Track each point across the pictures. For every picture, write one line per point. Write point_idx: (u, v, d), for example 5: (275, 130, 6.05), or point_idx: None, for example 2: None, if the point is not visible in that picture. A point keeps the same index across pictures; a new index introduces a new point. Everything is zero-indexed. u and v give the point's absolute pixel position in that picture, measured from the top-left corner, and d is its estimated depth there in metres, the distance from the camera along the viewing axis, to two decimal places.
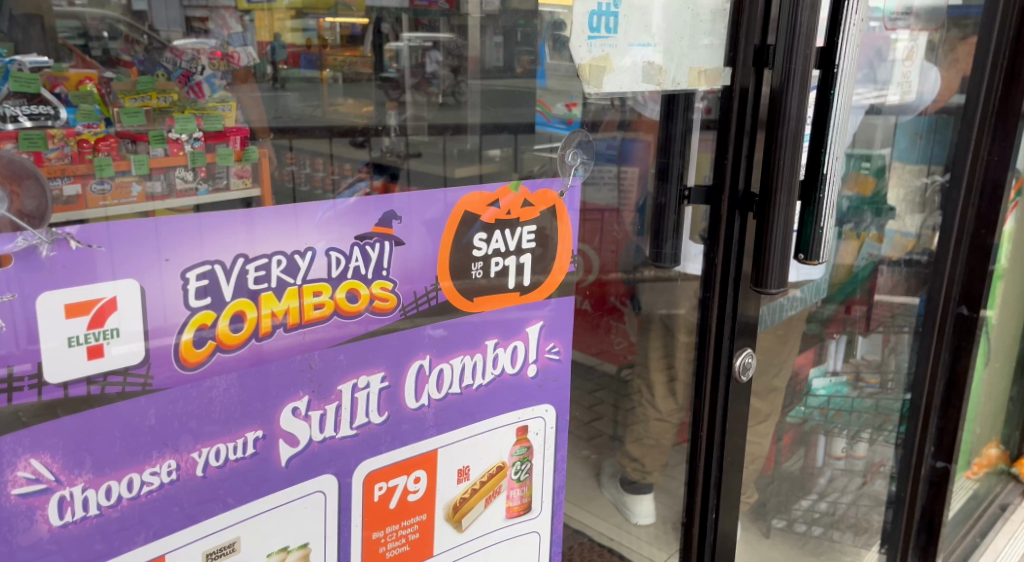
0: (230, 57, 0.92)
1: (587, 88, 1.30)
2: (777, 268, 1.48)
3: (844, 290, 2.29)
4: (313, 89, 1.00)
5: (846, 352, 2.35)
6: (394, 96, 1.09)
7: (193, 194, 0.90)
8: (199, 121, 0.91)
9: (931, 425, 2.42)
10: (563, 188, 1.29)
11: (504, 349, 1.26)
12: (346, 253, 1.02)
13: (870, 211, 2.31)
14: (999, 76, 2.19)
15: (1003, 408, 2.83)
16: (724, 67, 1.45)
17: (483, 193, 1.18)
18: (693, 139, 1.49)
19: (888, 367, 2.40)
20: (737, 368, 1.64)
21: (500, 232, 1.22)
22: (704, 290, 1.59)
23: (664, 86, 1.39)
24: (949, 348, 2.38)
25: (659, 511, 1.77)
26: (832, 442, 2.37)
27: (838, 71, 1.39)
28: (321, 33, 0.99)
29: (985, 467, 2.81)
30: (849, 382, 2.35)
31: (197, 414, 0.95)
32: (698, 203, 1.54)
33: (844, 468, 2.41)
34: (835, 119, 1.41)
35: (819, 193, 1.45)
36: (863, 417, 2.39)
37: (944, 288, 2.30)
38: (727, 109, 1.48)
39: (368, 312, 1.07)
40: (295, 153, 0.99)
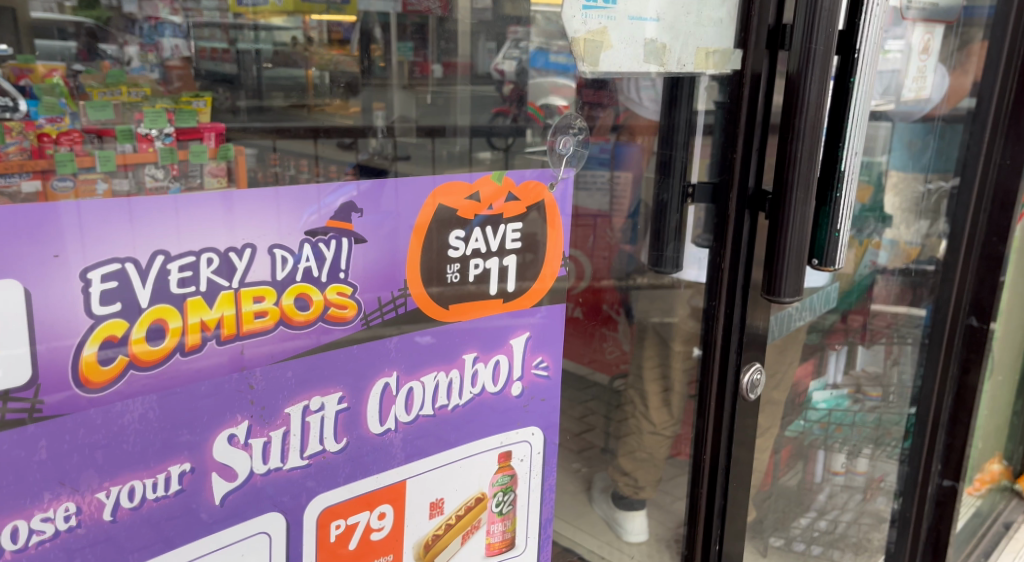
0: (157, 48, 0.81)
1: (581, 66, 1.21)
2: (792, 275, 1.38)
3: (848, 300, 2.16)
4: (298, 89, 0.93)
5: (846, 364, 2.25)
6: (380, 95, 1.00)
7: (165, 193, 0.83)
8: (171, 115, 0.84)
9: (939, 441, 2.38)
10: (553, 180, 1.19)
11: (485, 365, 1.17)
12: (294, 252, 0.92)
13: (874, 218, 2.22)
14: (1015, 75, 2.12)
15: (1007, 422, 2.74)
16: (735, 50, 1.38)
17: (463, 184, 1.08)
18: (696, 141, 1.43)
19: (890, 379, 2.34)
20: (743, 386, 1.57)
21: (482, 228, 1.11)
22: (709, 298, 1.51)
23: (667, 67, 1.32)
24: (958, 360, 2.32)
25: (652, 528, 1.67)
26: (831, 457, 2.28)
27: (859, 56, 1.30)
28: (307, 32, 0.91)
29: (988, 483, 2.72)
30: (849, 395, 2.26)
31: (103, 444, 0.84)
32: (701, 203, 1.47)
33: (843, 484, 2.32)
34: (854, 110, 1.33)
35: (836, 192, 1.36)
36: (863, 432, 2.32)
37: (954, 298, 2.25)
38: (738, 98, 1.41)
39: (322, 322, 0.96)
40: (279, 155, 0.92)
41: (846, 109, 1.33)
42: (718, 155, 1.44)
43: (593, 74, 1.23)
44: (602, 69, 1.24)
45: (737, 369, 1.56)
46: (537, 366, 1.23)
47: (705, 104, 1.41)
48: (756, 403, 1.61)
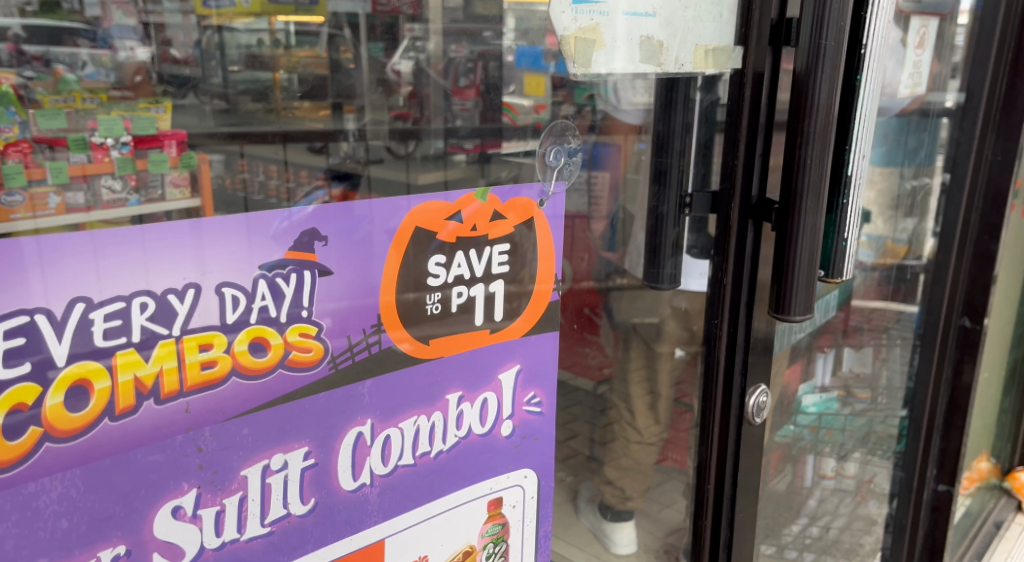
0: (111, 52, 0.75)
1: (572, 67, 1.18)
2: (802, 291, 1.32)
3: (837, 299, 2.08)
4: (263, 92, 0.86)
5: (834, 366, 2.18)
6: (350, 97, 0.93)
7: (123, 205, 0.77)
8: (127, 122, 0.77)
9: (934, 447, 2.40)
10: (543, 196, 1.14)
11: (471, 404, 1.10)
12: (248, 290, 0.85)
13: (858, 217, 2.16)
14: (1005, 68, 2.10)
15: (996, 420, 2.72)
16: (736, 46, 1.33)
17: (446, 203, 1.01)
18: (693, 138, 1.38)
19: (879, 380, 2.30)
20: (749, 410, 1.52)
21: (466, 252, 1.04)
22: (710, 315, 1.45)
23: (665, 66, 1.28)
24: (952, 361, 2.35)
25: (641, 538, 1.59)
26: (821, 461, 2.21)
27: (866, 52, 1.26)
28: (274, 34, 0.85)
29: (977, 481, 2.67)
30: (838, 398, 2.21)
31: (20, 527, 0.76)
32: (700, 212, 1.41)
33: (833, 487, 2.26)
34: (861, 111, 1.28)
35: (843, 198, 1.32)
36: (854, 435, 2.27)
37: (946, 303, 2.24)
38: (739, 100, 1.35)
39: (282, 368, 0.90)
40: (247, 161, 0.85)
41: (853, 110, 1.28)
42: (718, 160, 1.39)
43: (586, 76, 1.19)
44: (594, 69, 1.20)
45: (741, 393, 1.50)
46: (529, 402, 1.18)
47: (703, 107, 1.35)
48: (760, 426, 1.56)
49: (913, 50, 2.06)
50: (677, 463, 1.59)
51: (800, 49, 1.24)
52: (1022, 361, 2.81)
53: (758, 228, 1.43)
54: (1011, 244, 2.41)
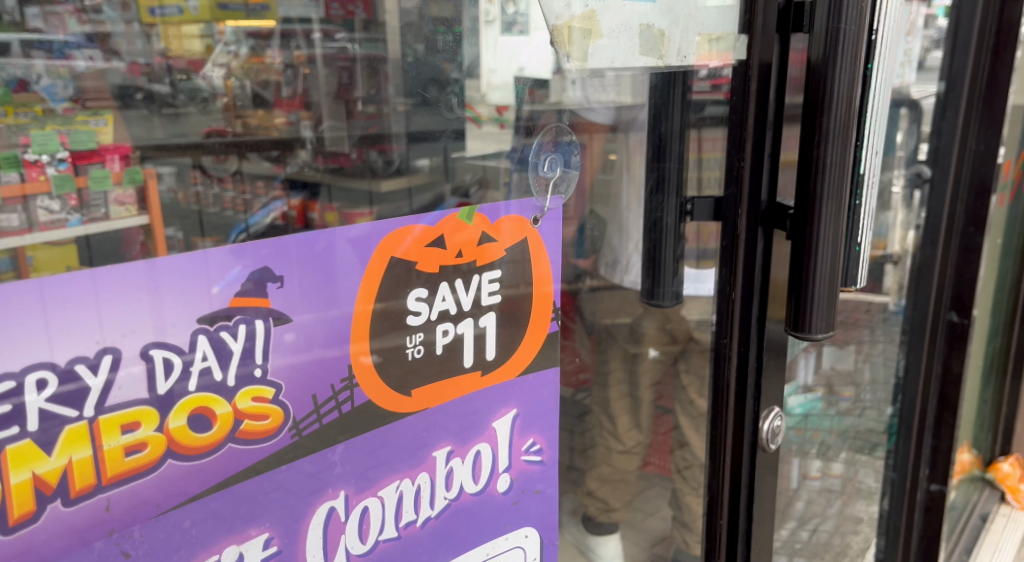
0: (68, 63, 0.70)
1: (567, 61, 1.11)
2: (823, 305, 1.26)
3: None
4: (210, 101, 0.79)
5: (817, 365, 2.11)
6: (307, 102, 0.85)
7: (62, 225, 0.71)
8: (63, 137, 0.71)
9: (926, 446, 2.38)
10: (537, 213, 1.10)
11: (461, 460, 1.05)
12: (186, 352, 0.77)
13: None
14: (986, 55, 2.08)
15: (978, 411, 2.70)
16: (740, 34, 1.27)
17: (423, 228, 0.96)
18: (691, 138, 1.32)
19: (861, 377, 2.25)
20: (764, 434, 1.46)
21: (451, 282, 0.99)
22: (718, 335, 1.42)
23: (664, 59, 1.24)
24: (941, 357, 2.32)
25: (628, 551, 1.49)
26: (806, 463, 2.14)
27: (882, 39, 1.19)
28: (223, 40, 0.77)
29: (960, 474, 2.63)
30: (823, 397, 2.14)
31: None
32: (705, 220, 1.36)
33: (820, 488, 2.20)
34: (874, 103, 1.21)
35: (856, 200, 1.24)
36: (839, 435, 2.22)
37: (932, 300, 2.20)
38: (745, 95, 1.30)
39: (232, 442, 0.82)
40: (203, 173, 0.79)
41: (866, 103, 1.21)
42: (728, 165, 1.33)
43: (581, 72, 1.14)
44: (590, 62, 1.14)
45: (756, 416, 1.46)
46: (528, 450, 1.14)
47: (706, 109, 1.31)
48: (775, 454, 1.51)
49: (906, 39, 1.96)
50: (659, 469, 1.50)
51: (813, 39, 1.19)
52: (1003, 351, 2.80)
53: (768, 237, 1.38)
54: (992, 233, 2.40)
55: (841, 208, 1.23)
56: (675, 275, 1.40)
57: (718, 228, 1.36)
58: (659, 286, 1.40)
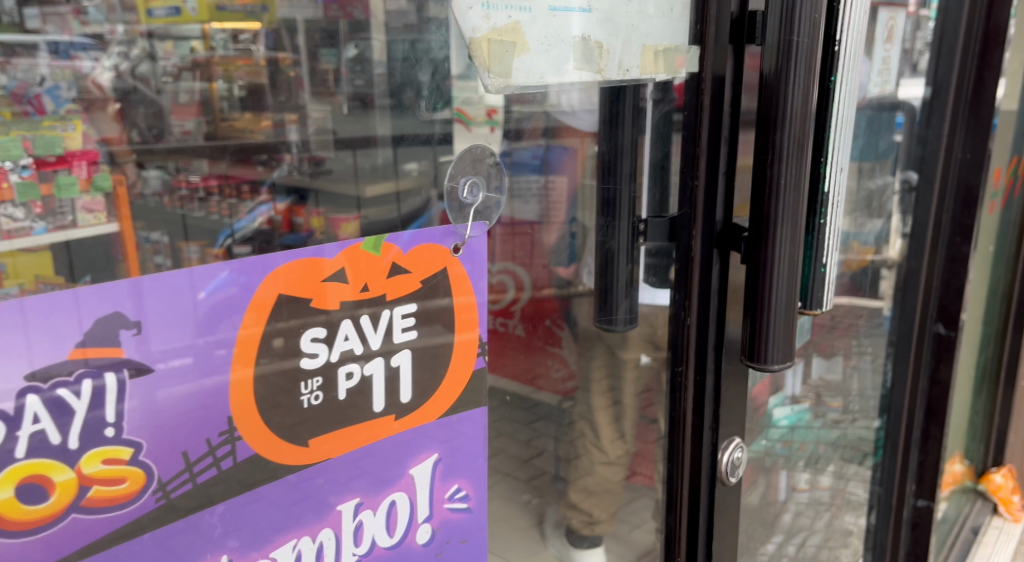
0: (71, 65, 0.68)
1: (488, 78, 1.00)
2: (780, 333, 1.19)
3: None
4: (200, 105, 0.75)
5: (805, 375, 2.08)
6: (293, 107, 0.82)
7: (26, 234, 0.68)
8: (25, 143, 0.67)
9: (912, 460, 2.34)
10: (459, 241, 0.99)
11: (372, 512, 0.95)
12: (11, 416, 0.67)
13: None
14: (972, 60, 2.05)
15: (969, 422, 2.66)
16: (691, 45, 1.22)
17: (320, 260, 0.85)
18: (646, 150, 1.25)
19: (850, 387, 2.20)
20: (723, 467, 1.43)
21: (356, 320, 0.89)
22: (673, 362, 1.37)
23: (606, 73, 1.14)
24: (927, 372, 2.28)
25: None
26: (794, 476, 2.10)
27: (839, 50, 1.14)
28: (208, 41, 0.74)
29: (951, 485, 2.59)
30: (810, 408, 2.11)
31: None
32: (658, 241, 1.30)
33: (808, 500, 2.15)
34: (836, 119, 1.17)
35: (820, 218, 1.21)
36: (827, 447, 2.18)
37: (919, 310, 2.18)
38: (698, 110, 1.24)
39: (77, 512, 0.72)
40: (184, 176, 0.76)
41: (828, 120, 1.16)
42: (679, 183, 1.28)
43: (507, 89, 1.03)
44: (515, 79, 1.03)
45: (715, 450, 1.42)
46: (452, 498, 1.05)
47: (659, 123, 1.24)
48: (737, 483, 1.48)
49: (883, 44, 1.90)
50: (647, 479, 1.44)
51: (767, 49, 1.12)
52: (995, 361, 2.76)
53: (723, 259, 1.33)
54: (981, 240, 2.35)
55: (797, 229, 1.16)
56: (634, 301, 1.32)
57: (671, 249, 1.30)
58: (615, 314, 1.30)
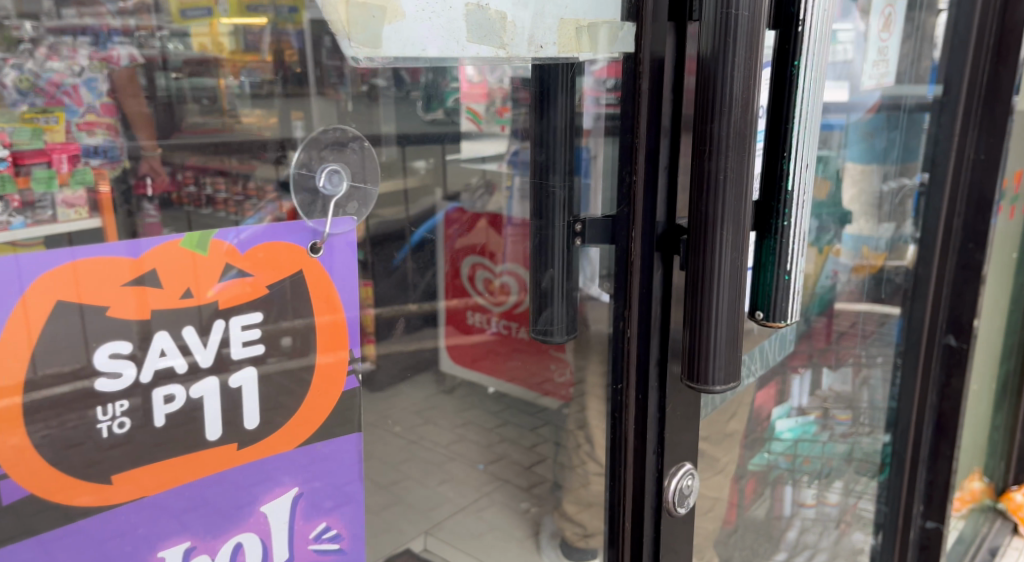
0: (108, 58, 0.71)
1: (350, 47, 0.89)
2: (722, 349, 1.02)
3: (820, 300, 1.94)
4: (209, 101, 0.78)
5: (812, 385, 2.00)
6: (297, 103, 0.85)
7: (4, 228, 0.67)
8: (4, 136, 0.67)
9: (919, 479, 2.21)
10: (320, 239, 0.87)
11: (215, 552, 0.85)
12: None
13: (834, 219, 1.96)
14: (986, 55, 1.93)
15: (988, 437, 2.54)
16: (622, 22, 1.07)
17: (124, 262, 0.73)
18: (580, 141, 1.10)
19: (860, 400, 2.10)
20: (669, 495, 1.25)
21: (173, 330, 0.77)
22: (613, 379, 1.20)
23: (509, 48, 1.02)
24: (936, 386, 2.16)
25: None
26: (799, 491, 2.01)
27: (802, 29, 0.96)
28: (218, 37, 0.77)
29: (969, 503, 2.48)
30: (817, 421, 2.02)
31: None
32: (598, 243, 1.13)
33: (815, 517, 2.05)
34: (802, 110, 0.99)
35: (783, 220, 1.02)
36: (835, 462, 2.08)
37: (928, 324, 2.07)
38: (635, 95, 1.08)
39: None
40: (193, 173, 0.78)
41: (788, 112, 0.99)
42: (614, 176, 1.12)
43: (375, 61, 0.91)
44: (385, 50, 0.92)
45: (660, 476, 1.24)
46: (319, 537, 0.94)
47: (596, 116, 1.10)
48: (690, 512, 1.30)
49: (880, 34, 1.89)
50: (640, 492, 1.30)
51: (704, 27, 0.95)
52: (1018, 374, 2.64)
53: (667, 266, 1.14)
54: (999, 243, 2.22)
55: (741, 232, 0.99)
56: (576, 310, 1.17)
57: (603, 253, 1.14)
58: (552, 323, 1.16)
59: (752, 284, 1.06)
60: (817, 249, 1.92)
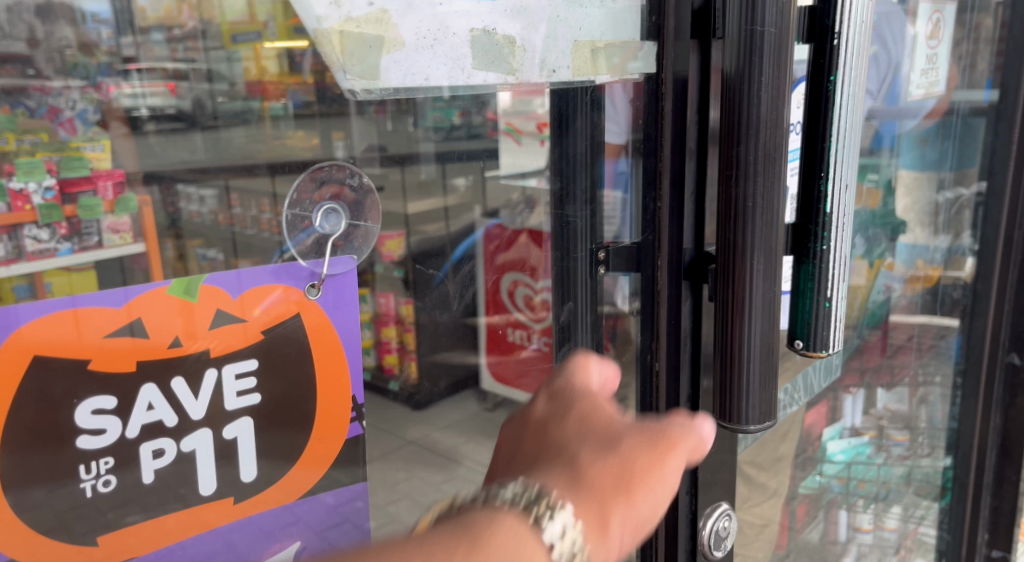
0: (100, 91, 0.71)
1: (346, 79, 0.87)
2: (756, 379, 0.98)
3: (872, 315, 1.86)
4: (250, 120, 0.81)
5: (867, 406, 1.92)
6: (340, 123, 0.87)
7: (51, 255, 0.70)
8: (52, 165, 0.71)
9: (983, 507, 2.10)
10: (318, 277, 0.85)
11: None
12: None
13: (885, 232, 1.87)
14: None
15: None
16: (643, 41, 1.05)
17: (102, 313, 0.72)
18: (603, 164, 1.08)
19: (917, 421, 2.02)
20: (704, 537, 1.20)
21: (160, 380, 0.75)
22: (642, 415, 1.16)
23: (520, 74, 0.99)
24: (1000, 409, 2.02)
25: None
26: (855, 516, 1.93)
27: (839, 46, 0.92)
28: (259, 59, 0.80)
29: None
30: (872, 442, 1.94)
31: None
32: (619, 272, 1.11)
33: (872, 543, 1.97)
34: (841, 128, 0.94)
35: (821, 245, 0.97)
36: (892, 486, 2.00)
37: (990, 340, 1.97)
38: (657, 117, 1.06)
39: None
40: (237, 196, 0.81)
41: (824, 130, 0.94)
42: (638, 202, 1.09)
43: (372, 93, 0.89)
44: (385, 79, 0.90)
45: (693, 518, 1.19)
46: None
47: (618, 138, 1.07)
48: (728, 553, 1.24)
49: (925, 40, 1.81)
50: None
51: (728, 44, 0.92)
52: None
53: (695, 296, 1.12)
54: None
55: (774, 260, 0.95)
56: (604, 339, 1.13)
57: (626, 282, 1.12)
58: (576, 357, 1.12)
59: (790, 313, 1.02)
60: (868, 264, 1.82)
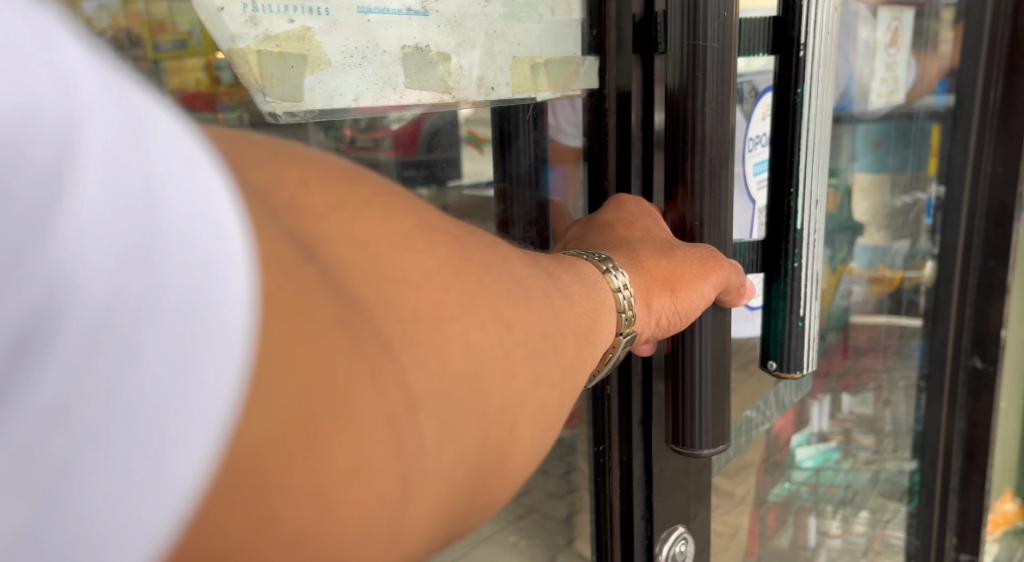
0: None
1: (265, 100, 0.82)
2: (708, 399, 0.95)
3: (837, 320, 1.85)
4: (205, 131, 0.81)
5: (832, 410, 1.92)
6: (297, 136, 0.85)
7: None
8: None
9: (951, 513, 2.15)
10: None
11: None
12: None
13: (846, 237, 1.85)
14: (999, 64, 1.84)
15: None
16: (584, 57, 1.03)
17: None
18: (547, 176, 1.07)
19: (882, 423, 2.03)
20: (661, 560, 1.15)
21: None
22: (595, 438, 1.14)
23: (455, 92, 0.94)
24: (964, 411, 2.09)
25: None
26: (823, 521, 1.92)
27: (806, 56, 0.90)
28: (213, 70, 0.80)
29: (1003, 526, 2.39)
30: (838, 446, 1.94)
31: None
32: None
33: (840, 547, 1.97)
34: (809, 139, 0.93)
35: (791, 260, 0.96)
36: (858, 489, 2.00)
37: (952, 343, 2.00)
38: (602, 133, 1.05)
39: None
40: None
41: (792, 140, 0.93)
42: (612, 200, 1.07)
43: (296, 116, 0.84)
44: (310, 101, 0.84)
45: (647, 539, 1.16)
46: None
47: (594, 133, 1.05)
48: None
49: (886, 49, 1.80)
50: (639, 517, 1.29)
51: (669, 60, 0.90)
52: None
53: None
54: None
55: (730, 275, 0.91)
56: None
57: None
58: None
59: (762, 331, 1.00)
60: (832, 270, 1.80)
